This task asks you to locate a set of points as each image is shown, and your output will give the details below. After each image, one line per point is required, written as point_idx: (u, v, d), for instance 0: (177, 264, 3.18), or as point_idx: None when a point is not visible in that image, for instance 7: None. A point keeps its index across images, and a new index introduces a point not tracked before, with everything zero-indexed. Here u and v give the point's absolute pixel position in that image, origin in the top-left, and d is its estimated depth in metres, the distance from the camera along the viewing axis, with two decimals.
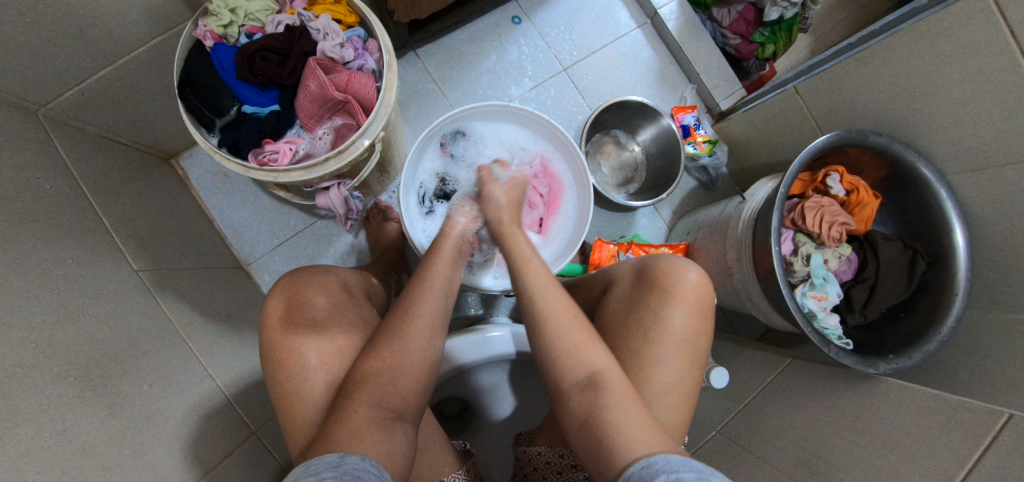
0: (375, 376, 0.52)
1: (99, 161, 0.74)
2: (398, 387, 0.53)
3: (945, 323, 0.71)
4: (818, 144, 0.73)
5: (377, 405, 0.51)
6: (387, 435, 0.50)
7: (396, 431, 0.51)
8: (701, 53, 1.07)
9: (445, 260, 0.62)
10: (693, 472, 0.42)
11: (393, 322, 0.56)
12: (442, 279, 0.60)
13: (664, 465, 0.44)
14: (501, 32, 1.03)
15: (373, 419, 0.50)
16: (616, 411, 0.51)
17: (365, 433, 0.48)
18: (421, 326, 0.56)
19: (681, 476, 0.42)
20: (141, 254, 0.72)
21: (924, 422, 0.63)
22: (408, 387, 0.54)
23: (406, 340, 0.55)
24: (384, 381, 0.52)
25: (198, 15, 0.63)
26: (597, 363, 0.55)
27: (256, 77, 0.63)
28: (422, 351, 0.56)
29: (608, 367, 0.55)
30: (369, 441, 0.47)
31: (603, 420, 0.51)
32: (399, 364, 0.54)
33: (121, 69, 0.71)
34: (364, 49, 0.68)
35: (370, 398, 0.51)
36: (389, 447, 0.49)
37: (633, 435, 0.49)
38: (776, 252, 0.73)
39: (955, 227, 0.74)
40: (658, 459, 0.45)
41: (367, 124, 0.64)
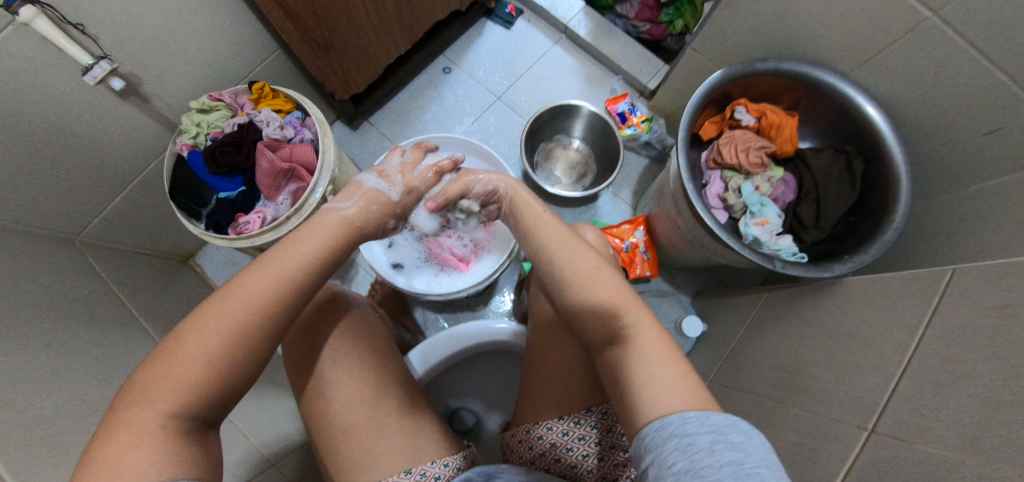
0: (166, 381, 0.40)
1: (127, 268, 0.92)
2: (192, 394, 0.41)
3: (897, 209, 0.70)
4: (706, 84, 0.78)
5: (167, 415, 0.40)
6: (178, 453, 0.39)
7: (196, 445, 0.41)
8: (616, 47, 1.17)
9: (258, 280, 0.47)
10: (709, 434, 0.40)
11: (188, 320, 0.43)
12: (247, 299, 0.45)
13: (678, 426, 0.42)
14: (436, 83, 1.19)
15: (155, 433, 0.39)
16: (651, 366, 0.49)
17: (154, 454, 0.38)
18: (220, 327, 0.43)
19: (695, 440, 0.40)
20: (167, 335, 0.87)
21: (884, 305, 0.61)
22: (216, 390, 0.43)
23: (201, 343, 0.42)
24: (181, 386, 0.41)
25: (176, 135, 0.82)
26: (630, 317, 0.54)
27: (221, 168, 0.79)
28: (209, 358, 0.42)
29: (640, 318, 0.54)
30: (166, 456, 0.38)
31: (636, 377, 0.49)
32: (220, 346, 0.43)
33: (131, 193, 0.91)
34: (302, 126, 0.84)
35: (149, 405, 0.39)
36: (198, 460, 0.40)
37: (662, 385, 0.47)
38: (696, 193, 0.75)
39: (875, 117, 0.75)
40: (674, 418, 0.43)
41: (315, 181, 0.79)
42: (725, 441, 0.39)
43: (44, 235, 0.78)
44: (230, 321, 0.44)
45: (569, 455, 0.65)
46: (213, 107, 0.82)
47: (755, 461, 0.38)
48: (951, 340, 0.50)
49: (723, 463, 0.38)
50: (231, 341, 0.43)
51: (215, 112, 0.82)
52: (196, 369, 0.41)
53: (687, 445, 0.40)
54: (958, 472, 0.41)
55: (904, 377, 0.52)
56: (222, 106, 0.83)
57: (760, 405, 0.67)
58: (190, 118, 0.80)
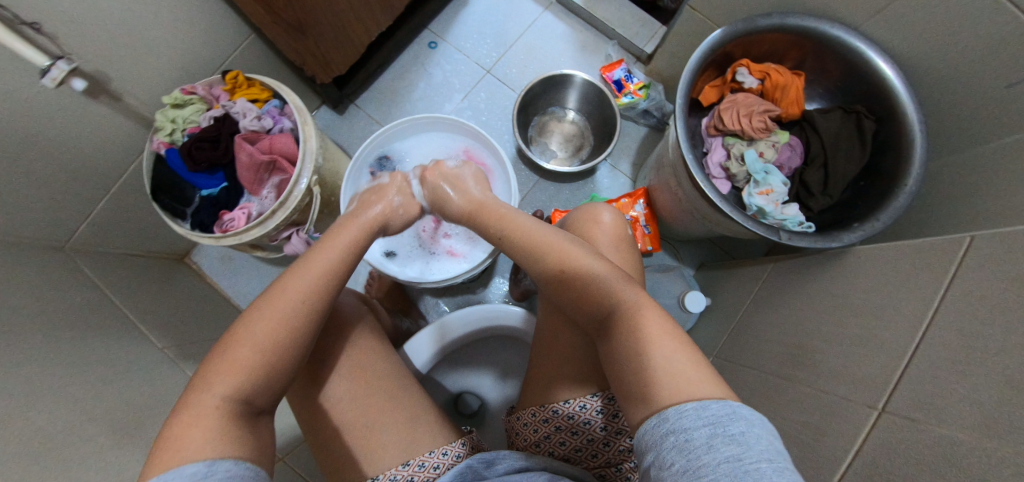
0: (233, 364, 0.45)
1: (121, 270, 0.91)
2: (246, 378, 0.45)
3: (910, 171, 0.66)
4: (705, 45, 0.73)
5: (225, 397, 0.43)
6: (241, 428, 0.42)
7: (257, 425, 0.45)
8: (610, 10, 1.11)
9: (304, 276, 0.52)
10: (707, 428, 0.37)
11: (251, 313, 0.48)
12: (303, 290, 0.51)
13: (674, 422, 0.39)
14: (422, 60, 1.14)
15: (222, 411, 0.42)
16: (648, 341, 0.46)
17: (217, 432, 0.40)
18: (281, 314, 0.48)
19: (692, 437, 0.37)
20: (167, 336, 0.86)
21: (896, 276, 0.58)
22: (264, 378, 0.46)
23: (267, 327, 0.47)
24: (240, 374, 0.44)
25: (151, 133, 0.78)
26: (624, 295, 0.52)
27: (200, 165, 0.76)
28: (257, 348, 0.46)
29: (632, 297, 0.51)
30: (226, 435, 0.41)
31: (629, 363, 0.46)
32: (265, 341, 0.47)
33: (117, 195, 0.89)
34: (280, 115, 0.80)
35: (210, 389, 0.43)
36: (254, 441, 0.43)
37: (659, 361, 0.44)
38: (697, 163, 0.72)
39: (887, 73, 0.70)
40: (670, 412, 0.40)
41: (298, 171, 0.76)
42: (722, 435, 0.36)
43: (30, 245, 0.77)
44: (292, 308, 0.49)
45: (571, 437, 0.63)
46: (187, 101, 0.78)
47: (756, 455, 0.35)
48: (968, 313, 0.47)
49: (721, 460, 0.35)
50: (291, 326, 0.49)
51: (190, 106, 0.79)
52: (261, 351, 0.46)
53: (683, 443, 0.37)
54: (972, 455, 0.40)
55: (918, 353, 0.49)
56: (196, 99, 0.79)
57: (765, 381, 0.66)
58: (164, 114, 0.77)
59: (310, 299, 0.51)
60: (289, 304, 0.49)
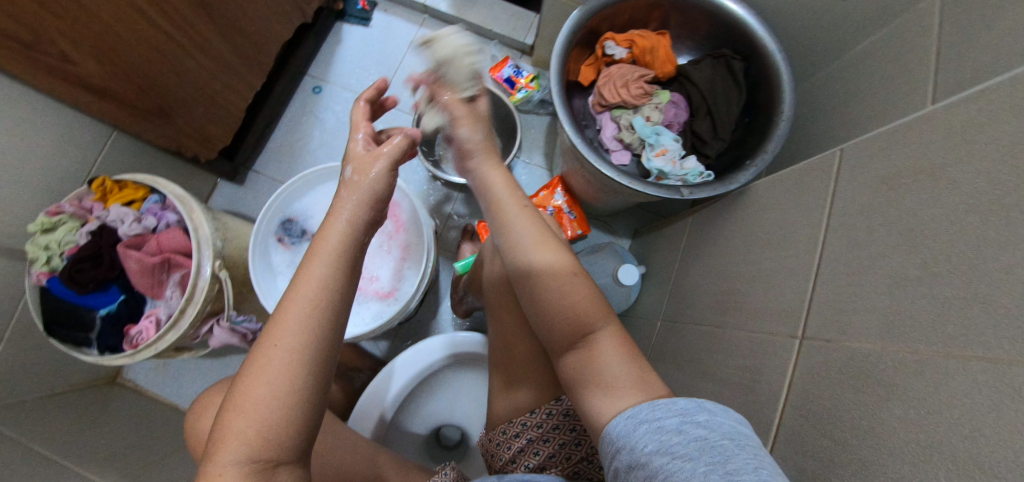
0: (237, 436, 0.39)
1: (42, 413, 0.84)
2: (252, 446, 0.39)
3: (783, 99, 0.69)
4: (564, 27, 0.72)
5: (247, 464, 0.39)
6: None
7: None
8: (482, 12, 1.11)
9: (295, 313, 0.42)
10: (676, 416, 0.39)
11: (246, 366, 0.42)
12: (306, 336, 0.42)
13: (646, 412, 0.41)
14: (310, 107, 1.11)
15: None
16: (607, 375, 0.48)
17: None
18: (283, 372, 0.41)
19: (664, 423, 0.39)
20: (111, 468, 0.81)
21: (790, 202, 0.60)
22: (283, 433, 0.40)
23: (268, 390, 0.40)
24: (248, 444, 0.39)
25: (27, 266, 0.73)
26: (594, 324, 0.52)
27: (88, 287, 0.70)
28: (269, 404, 0.40)
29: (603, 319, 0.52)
30: None
31: (593, 376, 0.49)
32: (276, 393, 0.40)
33: (12, 338, 0.82)
34: (163, 209, 0.76)
35: (226, 463, 0.39)
36: None
37: (618, 394, 0.47)
38: (584, 141, 0.72)
39: (738, 12, 0.72)
40: (642, 406, 0.42)
41: (196, 260, 0.72)
42: (691, 422, 0.38)
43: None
44: (290, 362, 0.41)
45: (546, 447, 0.62)
46: (57, 222, 0.73)
47: (719, 435, 0.37)
48: (852, 224, 0.49)
49: (688, 442, 0.37)
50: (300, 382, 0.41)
51: (61, 227, 0.73)
52: (264, 422, 0.39)
53: (656, 429, 0.39)
54: (881, 361, 0.41)
55: (821, 273, 0.51)
56: (65, 218, 0.74)
57: (705, 333, 0.67)
58: (35, 243, 0.72)
59: (311, 344, 0.42)
60: (289, 356, 0.41)
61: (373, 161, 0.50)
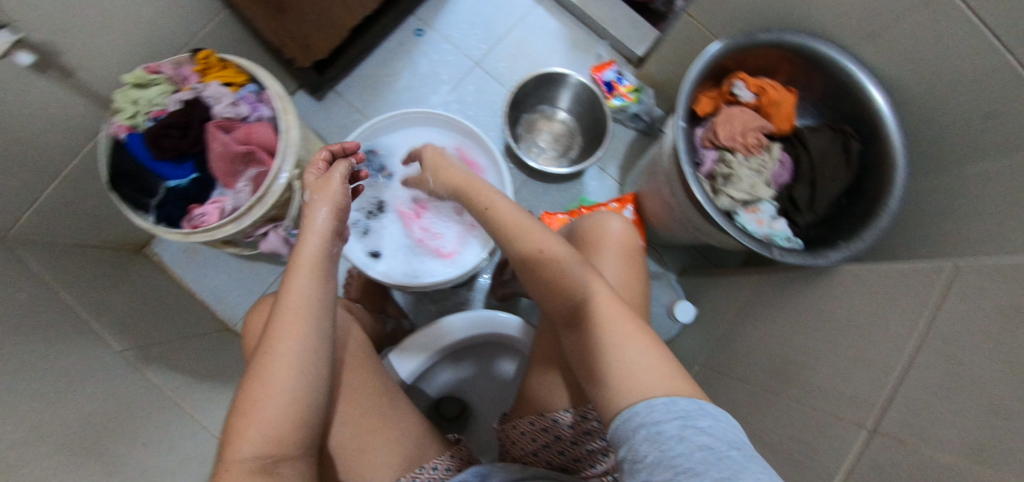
0: (252, 427, 0.46)
1: (70, 264, 0.83)
2: (268, 430, 0.46)
3: (893, 193, 0.69)
4: (707, 56, 0.73)
5: (252, 450, 0.45)
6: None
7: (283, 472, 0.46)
8: (603, 8, 1.09)
9: (298, 324, 0.50)
10: (678, 420, 0.37)
11: (252, 368, 0.49)
12: (302, 332, 0.50)
13: (645, 414, 0.39)
14: (407, 47, 1.08)
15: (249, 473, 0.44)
16: (616, 341, 0.46)
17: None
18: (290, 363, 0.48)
19: (664, 430, 0.37)
20: (126, 337, 0.80)
21: (879, 299, 0.60)
22: (285, 423, 0.47)
23: (276, 375, 0.48)
24: (257, 429, 0.46)
25: (109, 114, 0.71)
26: (591, 287, 0.51)
27: (167, 154, 0.69)
28: (280, 400, 0.47)
29: (600, 290, 0.51)
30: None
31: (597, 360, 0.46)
32: (282, 387, 0.47)
33: (67, 181, 0.81)
34: (258, 101, 0.74)
35: (243, 442, 0.46)
36: None
37: (631, 363, 0.43)
38: (692, 173, 0.72)
39: (875, 96, 0.72)
40: (641, 407, 0.40)
41: (277, 165, 0.70)
42: (693, 427, 0.36)
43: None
44: (300, 345, 0.49)
45: (570, 448, 0.63)
46: (151, 81, 0.71)
47: (724, 445, 0.35)
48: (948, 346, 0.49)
49: (694, 449, 0.35)
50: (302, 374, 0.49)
51: (154, 87, 0.71)
52: (273, 414, 0.47)
53: (655, 435, 0.37)
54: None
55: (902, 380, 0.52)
56: (161, 79, 0.72)
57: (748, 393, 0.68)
58: (125, 94, 0.70)
59: (308, 335, 0.50)
60: (293, 341, 0.49)
61: (327, 184, 0.61)
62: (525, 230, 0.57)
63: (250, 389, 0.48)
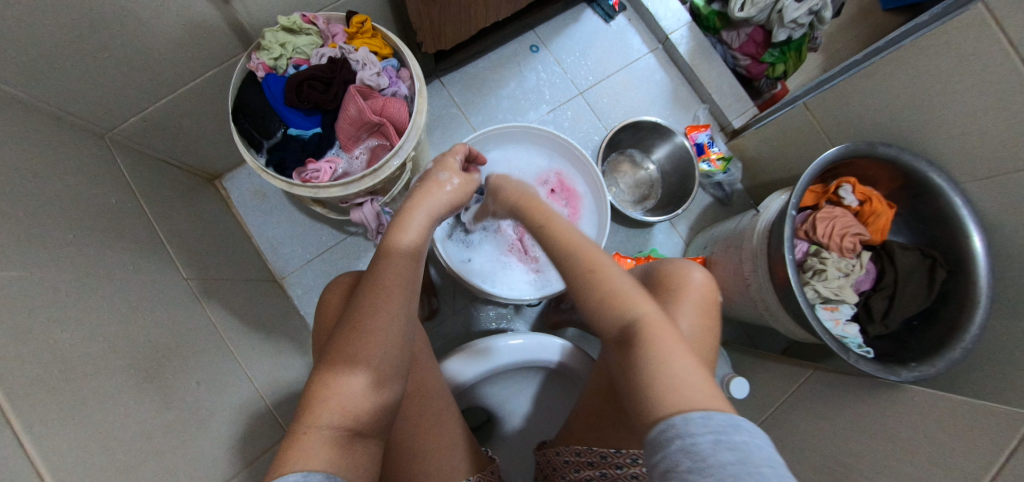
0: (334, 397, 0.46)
1: (153, 178, 0.83)
2: (348, 406, 0.46)
3: (970, 330, 0.71)
4: (828, 155, 0.76)
5: (330, 424, 0.45)
6: (346, 455, 0.44)
7: (355, 449, 0.46)
8: (713, 75, 1.12)
9: (389, 298, 0.51)
10: (712, 435, 0.38)
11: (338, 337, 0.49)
12: (396, 312, 0.50)
13: (680, 427, 0.40)
14: (520, 59, 1.10)
15: (327, 440, 0.44)
16: (668, 357, 0.45)
17: (318, 453, 0.42)
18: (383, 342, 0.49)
19: (697, 442, 0.38)
20: (191, 265, 0.79)
21: (953, 429, 0.61)
22: (368, 402, 0.47)
23: (367, 351, 0.48)
24: (338, 402, 0.46)
25: (251, 49, 0.70)
26: (641, 307, 0.51)
27: (303, 103, 0.71)
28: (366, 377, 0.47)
29: (647, 311, 0.50)
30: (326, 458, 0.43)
31: (653, 374, 0.45)
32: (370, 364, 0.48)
33: (179, 98, 0.81)
34: (397, 77, 0.75)
35: (322, 414, 0.45)
36: (349, 467, 0.44)
37: (680, 387, 0.43)
38: (791, 261, 0.75)
39: (973, 234, 0.74)
40: (678, 420, 0.40)
41: (400, 145, 0.70)
42: (726, 442, 0.37)
43: (68, 122, 0.68)
44: (393, 326, 0.50)
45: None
46: (304, 30, 0.71)
47: (755, 460, 0.36)
48: None
49: (727, 463, 0.36)
50: (391, 356, 0.49)
51: (304, 36, 0.72)
52: (356, 388, 0.47)
53: (689, 448, 0.38)
54: None
55: None
56: (313, 31, 0.73)
57: None
58: (275, 35, 0.70)
59: (400, 315, 0.51)
60: (387, 322, 0.49)
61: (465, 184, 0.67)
62: (585, 247, 0.57)
63: (330, 357, 0.48)
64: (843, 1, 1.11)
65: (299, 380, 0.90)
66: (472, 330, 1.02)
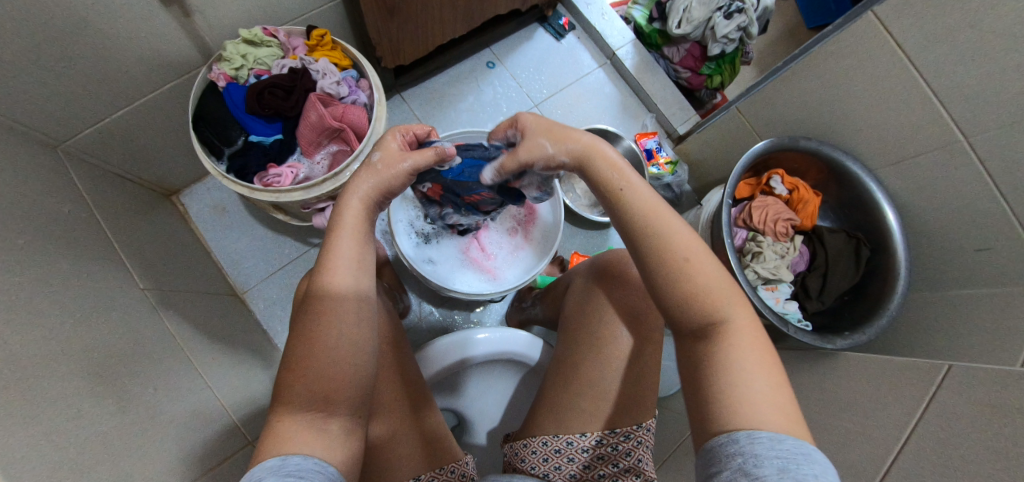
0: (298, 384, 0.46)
1: (106, 190, 0.82)
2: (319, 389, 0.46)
3: (893, 299, 0.78)
4: (757, 149, 0.84)
5: (303, 407, 0.45)
6: (325, 433, 0.45)
7: (336, 434, 0.46)
8: (657, 86, 1.21)
9: (342, 275, 0.50)
10: (779, 460, 0.37)
11: (300, 325, 0.48)
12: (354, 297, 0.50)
13: (744, 445, 0.39)
14: (477, 75, 1.17)
15: (302, 423, 0.44)
16: (739, 366, 0.44)
17: (296, 434, 0.43)
18: (345, 332, 0.48)
19: (761, 465, 0.37)
20: (147, 276, 0.79)
21: (881, 385, 0.67)
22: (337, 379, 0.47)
23: (324, 340, 0.47)
24: (306, 383, 0.46)
25: (212, 60, 0.72)
26: (721, 311, 0.47)
27: (263, 110, 0.73)
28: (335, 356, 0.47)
29: (735, 317, 0.47)
30: (305, 438, 0.44)
31: (720, 381, 0.43)
32: (329, 342, 0.47)
33: (135, 111, 0.81)
34: (357, 87, 0.78)
35: (295, 401, 0.45)
36: (330, 443, 0.45)
37: (757, 393, 0.42)
38: (730, 246, 0.81)
39: (887, 212, 0.83)
40: (740, 436, 0.39)
41: (360, 150, 0.73)
42: (794, 472, 0.36)
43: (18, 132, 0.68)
44: (353, 313, 0.49)
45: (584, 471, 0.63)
46: (265, 42, 0.74)
47: None
48: (942, 434, 0.56)
49: None
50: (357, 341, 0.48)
51: (265, 47, 0.75)
52: (321, 367, 0.46)
53: (751, 469, 0.37)
54: None
55: (900, 459, 0.58)
56: (274, 42, 0.75)
57: None
58: (237, 47, 0.72)
59: (356, 298, 0.50)
60: (343, 304, 0.49)
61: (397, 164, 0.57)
62: (669, 223, 0.50)
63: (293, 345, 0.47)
64: (768, 19, 1.23)
65: (262, 391, 0.89)
66: (440, 334, 1.04)
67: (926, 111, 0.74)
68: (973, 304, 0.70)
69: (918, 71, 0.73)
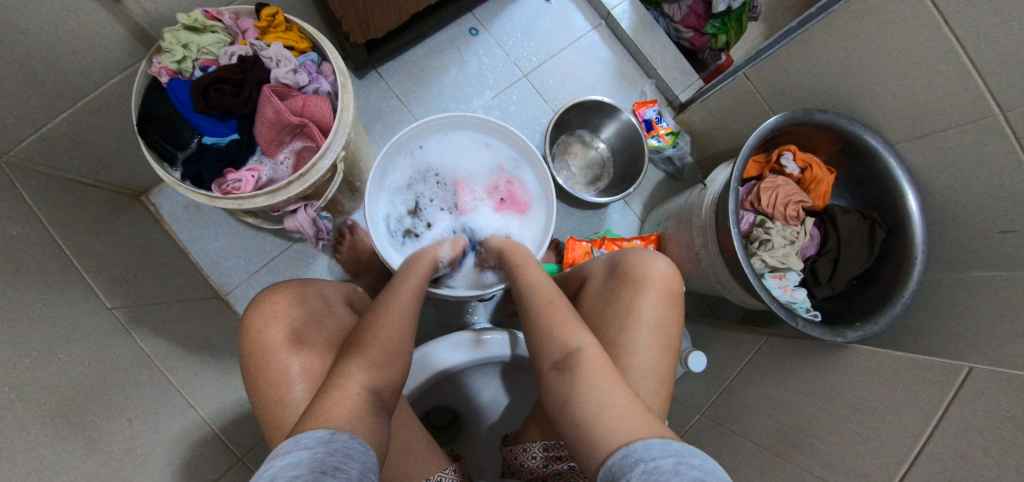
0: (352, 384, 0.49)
1: (64, 199, 0.75)
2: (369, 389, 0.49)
3: (907, 285, 0.73)
4: (769, 125, 0.76)
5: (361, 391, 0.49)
6: (370, 421, 0.46)
7: (381, 418, 0.48)
8: (657, 49, 1.11)
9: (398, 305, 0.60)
10: (671, 458, 0.39)
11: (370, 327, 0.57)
12: (397, 313, 0.60)
13: (642, 453, 0.40)
14: (459, 44, 1.06)
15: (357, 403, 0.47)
16: (597, 391, 0.48)
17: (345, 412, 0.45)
18: (382, 345, 0.55)
19: (658, 465, 0.38)
20: (115, 294, 0.73)
21: (895, 383, 0.63)
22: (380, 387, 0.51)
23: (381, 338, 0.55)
24: (359, 391, 0.48)
25: (152, 52, 0.65)
26: (575, 342, 0.54)
27: (212, 109, 0.65)
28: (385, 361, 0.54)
29: (586, 343, 0.54)
30: (359, 419, 0.45)
31: (578, 404, 0.48)
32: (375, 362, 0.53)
33: (79, 112, 0.73)
34: (318, 73, 0.70)
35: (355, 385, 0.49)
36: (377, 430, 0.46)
37: (608, 407, 0.46)
38: (736, 233, 0.75)
39: (906, 192, 0.76)
40: (638, 446, 0.41)
41: (327, 145, 0.65)
42: (686, 463, 0.38)
43: None
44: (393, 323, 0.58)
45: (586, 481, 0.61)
46: (208, 27, 0.67)
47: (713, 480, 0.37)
48: (964, 442, 0.53)
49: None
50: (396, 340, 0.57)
51: (209, 34, 0.67)
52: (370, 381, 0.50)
53: (651, 471, 0.38)
54: None
55: (916, 468, 0.55)
56: (218, 27, 0.68)
57: (761, 455, 0.70)
58: (176, 35, 0.65)
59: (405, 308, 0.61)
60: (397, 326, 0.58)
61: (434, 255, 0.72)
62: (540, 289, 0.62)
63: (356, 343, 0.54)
64: None
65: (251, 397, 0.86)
66: (433, 327, 1.01)
67: (961, 81, 0.66)
68: (991, 290, 0.65)
69: (956, 36, 0.64)
